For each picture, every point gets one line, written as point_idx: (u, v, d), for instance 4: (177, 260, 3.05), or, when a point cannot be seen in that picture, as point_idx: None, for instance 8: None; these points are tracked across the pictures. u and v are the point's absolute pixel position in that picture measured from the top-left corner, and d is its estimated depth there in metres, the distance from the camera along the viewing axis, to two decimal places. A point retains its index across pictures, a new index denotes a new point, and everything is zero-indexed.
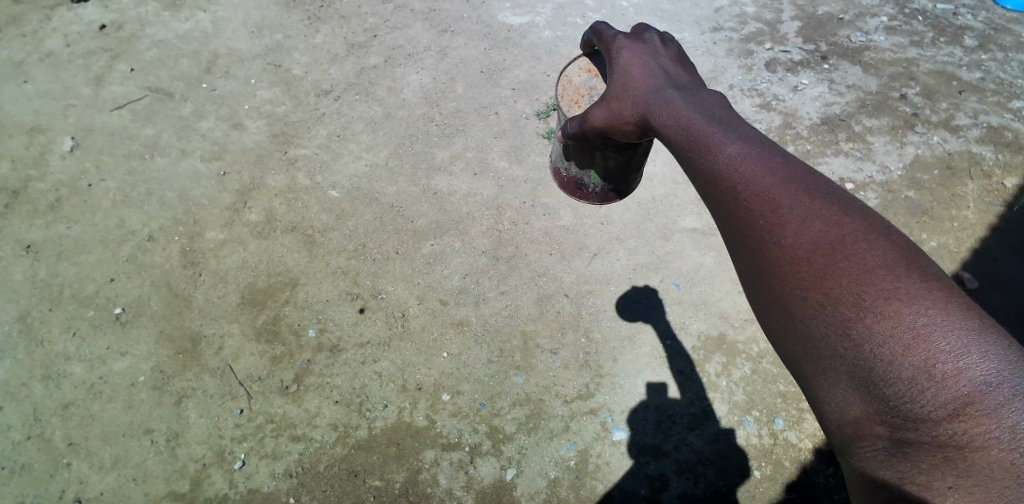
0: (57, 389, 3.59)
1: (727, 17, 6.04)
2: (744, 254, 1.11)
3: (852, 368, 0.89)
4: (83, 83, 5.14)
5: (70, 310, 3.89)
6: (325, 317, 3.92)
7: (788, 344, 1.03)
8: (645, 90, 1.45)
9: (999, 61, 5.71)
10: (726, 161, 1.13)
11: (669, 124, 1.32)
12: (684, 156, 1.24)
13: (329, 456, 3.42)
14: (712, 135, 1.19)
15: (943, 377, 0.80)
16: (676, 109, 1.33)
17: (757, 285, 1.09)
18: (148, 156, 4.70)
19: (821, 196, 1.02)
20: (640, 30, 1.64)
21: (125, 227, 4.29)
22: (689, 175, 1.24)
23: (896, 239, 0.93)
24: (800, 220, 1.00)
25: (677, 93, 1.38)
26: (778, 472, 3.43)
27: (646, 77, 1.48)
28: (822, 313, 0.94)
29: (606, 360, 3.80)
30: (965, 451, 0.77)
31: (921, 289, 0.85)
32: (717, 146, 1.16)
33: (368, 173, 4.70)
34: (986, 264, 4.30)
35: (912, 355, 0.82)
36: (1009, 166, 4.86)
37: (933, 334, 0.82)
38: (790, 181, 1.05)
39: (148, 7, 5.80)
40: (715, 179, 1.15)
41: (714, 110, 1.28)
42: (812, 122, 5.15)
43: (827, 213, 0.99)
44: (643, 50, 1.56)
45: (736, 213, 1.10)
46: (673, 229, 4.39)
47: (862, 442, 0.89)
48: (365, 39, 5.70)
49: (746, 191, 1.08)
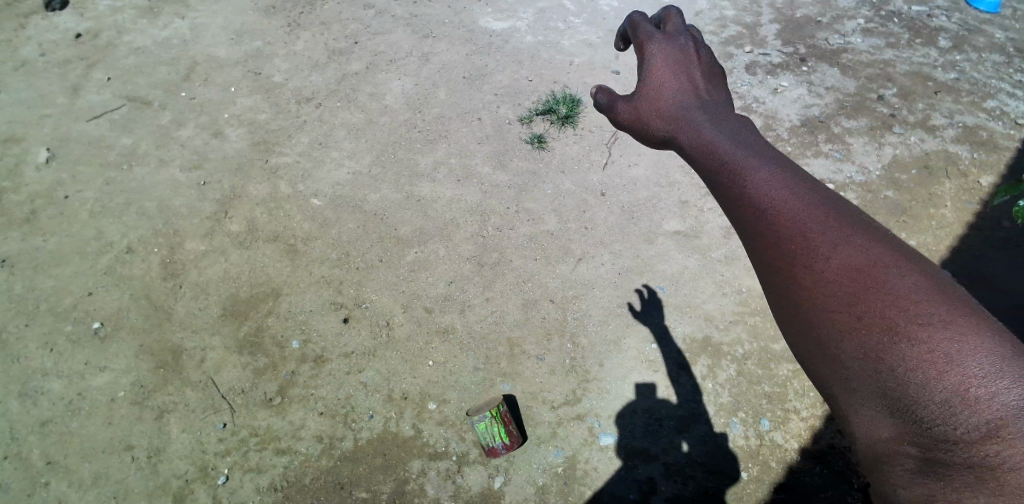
0: (35, 406, 3.51)
1: (707, 20, 6.12)
2: (768, 274, 1.07)
3: (882, 390, 0.87)
4: (59, 91, 5.05)
5: (47, 324, 3.81)
6: (309, 328, 3.88)
7: (814, 365, 1.00)
8: (677, 106, 1.43)
9: (973, 61, 5.81)
10: (757, 186, 1.12)
11: (693, 139, 1.33)
12: (714, 180, 1.23)
13: (314, 469, 3.38)
14: (742, 160, 1.19)
15: (976, 399, 0.78)
16: (702, 132, 1.33)
17: (781, 306, 1.06)
18: (127, 166, 4.63)
19: (851, 225, 1.01)
20: (676, 35, 1.57)
21: (103, 239, 4.21)
22: (717, 197, 1.22)
23: (924, 270, 0.92)
24: (831, 247, 0.98)
25: (710, 116, 1.37)
26: (764, 473, 3.44)
27: (678, 89, 1.46)
28: (855, 337, 0.91)
29: (592, 365, 3.80)
30: (998, 471, 0.74)
31: (953, 317, 0.85)
32: (749, 171, 1.15)
33: (351, 180, 4.67)
34: (964, 262, 4.34)
35: (944, 377, 0.81)
36: (984, 165, 4.94)
37: (962, 356, 0.81)
38: (823, 206, 1.05)
39: (125, 15, 5.73)
40: (743, 203, 1.13)
41: (742, 134, 1.28)
42: (792, 124, 5.21)
43: (863, 243, 0.97)
44: (679, 54, 1.51)
45: (758, 233, 1.08)
46: (656, 233, 4.44)
47: (894, 464, 0.87)
48: (346, 45, 5.67)
49: (771, 214, 1.07)
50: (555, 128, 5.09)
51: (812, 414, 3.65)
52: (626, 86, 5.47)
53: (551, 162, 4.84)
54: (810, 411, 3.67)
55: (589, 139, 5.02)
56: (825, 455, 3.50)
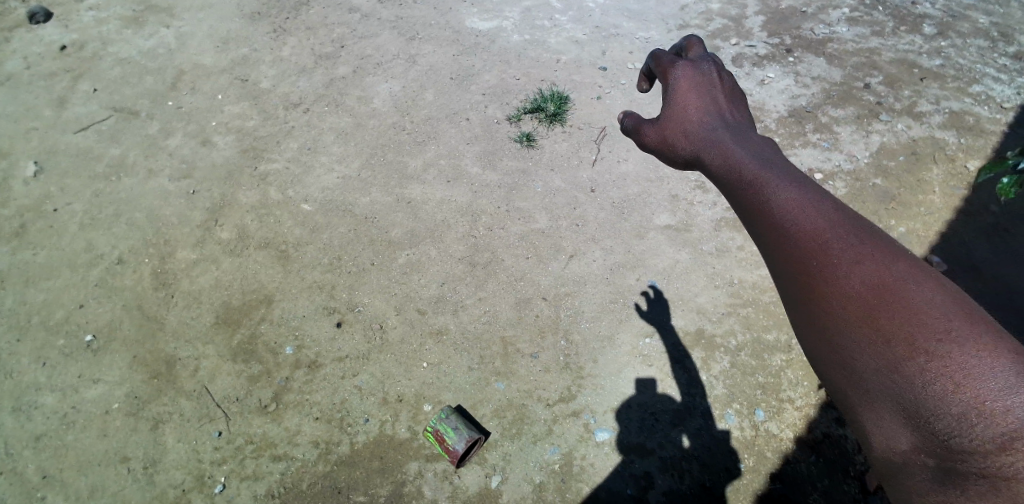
0: (29, 420, 3.50)
1: (693, 14, 6.15)
2: (793, 288, 1.20)
3: (901, 400, 0.98)
4: (45, 104, 5.03)
5: (40, 338, 3.80)
6: (302, 334, 3.88)
7: (835, 373, 1.12)
8: (701, 129, 1.62)
9: (957, 47, 5.84)
10: (781, 206, 1.26)
11: (720, 162, 1.49)
12: (740, 199, 1.38)
13: (311, 474, 3.38)
14: (767, 181, 1.33)
15: (991, 413, 0.88)
16: (727, 153, 1.50)
17: (803, 315, 1.18)
18: (115, 177, 4.61)
19: (869, 240, 1.13)
20: (698, 64, 1.79)
21: (93, 250, 4.20)
22: (744, 215, 1.36)
23: (940, 284, 1.03)
24: (851, 263, 1.10)
25: (733, 139, 1.54)
26: (760, 464, 3.46)
27: (703, 115, 1.66)
28: (874, 347, 1.03)
29: (586, 361, 3.81)
30: (1012, 481, 0.83)
31: (970, 332, 0.94)
32: (773, 191, 1.30)
33: (341, 185, 4.66)
34: (954, 247, 4.35)
35: (960, 391, 0.91)
36: (972, 150, 4.96)
37: (980, 371, 0.91)
38: (843, 223, 1.17)
39: (110, 25, 5.71)
40: (769, 222, 1.27)
41: (762, 155, 1.44)
42: (780, 115, 5.23)
43: (881, 259, 1.08)
44: (702, 83, 1.73)
45: (787, 252, 1.21)
46: (647, 228, 4.46)
47: (911, 471, 0.97)
48: (333, 50, 5.67)
49: (796, 231, 1.20)
50: (543, 126, 5.10)
51: (806, 403, 3.67)
52: (613, 82, 5.49)
53: (540, 160, 4.84)
54: (805, 400, 3.68)
55: (577, 136, 5.03)
56: (820, 443, 3.52)
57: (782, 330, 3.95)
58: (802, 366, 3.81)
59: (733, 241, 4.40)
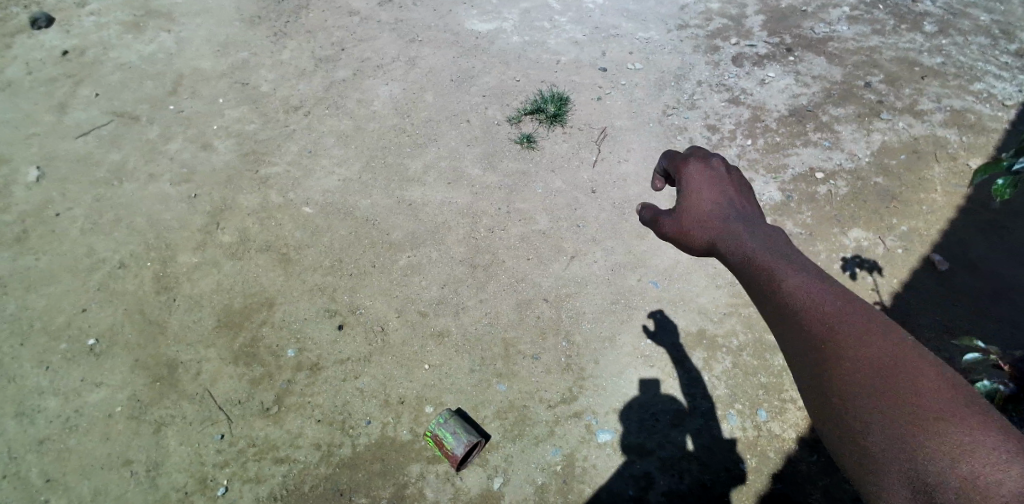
0: (32, 424, 3.50)
1: (692, 14, 6.16)
2: (801, 370, 1.22)
3: (904, 474, 0.97)
4: (46, 110, 5.04)
5: (42, 343, 3.81)
6: (303, 336, 3.88)
7: (840, 452, 1.11)
8: (715, 215, 1.63)
9: (958, 45, 5.82)
10: (789, 290, 1.30)
11: (733, 246, 1.51)
12: (751, 283, 1.41)
13: (313, 476, 3.38)
14: (776, 266, 1.37)
15: (988, 487, 0.87)
16: (739, 238, 1.52)
17: (811, 396, 1.19)
18: (116, 182, 4.63)
19: (875, 324, 1.16)
20: (706, 154, 1.81)
21: (95, 255, 4.21)
22: (755, 300, 1.39)
23: (942, 369, 1.05)
24: (856, 343, 1.14)
25: (745, 224, 1.56)
26: (763, 464, 3.45)
27: (716, 202, 1.67)
28: (876, 422, 1.04)
29: (588, 362, 3.80)
30: None
31: (968, 412, 0.96)
32: (781, 276, 1.34)
33: (341, 187, 4.67)
34: (956, 245, 4.33)
35: (959, 464, 0.91)
36: (973, 147, 4.94)
37: (975, 446, 0.92)
38: (849, 307, 1.20)
39: (110, 31, 5.73)
40: (778, 306, 1.30)
41: (775, 242, 1.46)
42: (780, 114, 5.22)
43: (882, 341, 1.12)
44: (712, 173, 1.73)
45: (796, 335, 1.24)
46: (648, 228, 4.46)
47: None
48: (333, 53, 5.68)
49: (804, 316, 1.24)
50: (543, 127, 5.10)
51: None
52: (613, 83, 5.50)
53: (541, 162, 4.85)
54: None
55: (577, 137, 5.04)
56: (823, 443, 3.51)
57: None
58: None
59: None
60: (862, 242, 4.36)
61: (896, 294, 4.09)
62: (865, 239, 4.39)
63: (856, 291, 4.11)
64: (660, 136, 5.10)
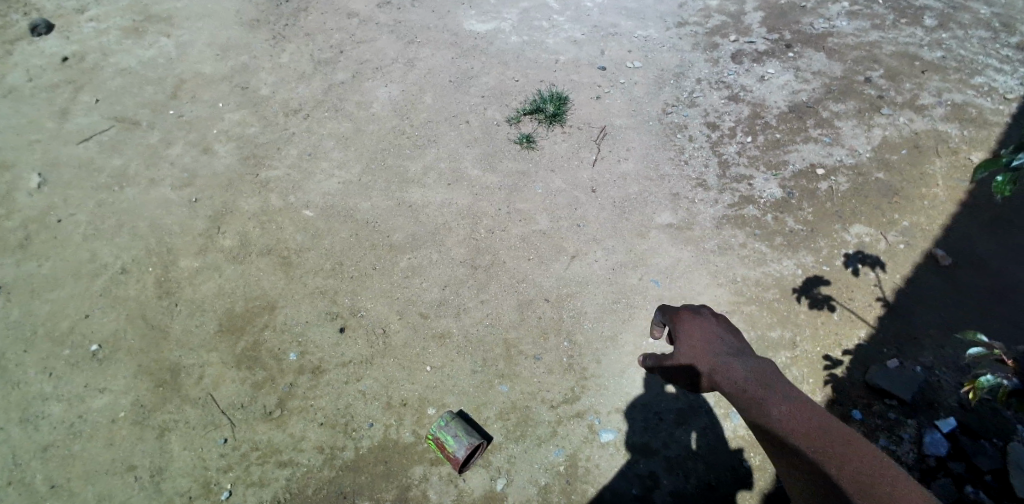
0: (36, 431, 3.51)
1: (691, 12, 6.15)
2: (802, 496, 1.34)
3: None
4: (47, 116, 5.05)
5: (46, 350, 3.81)
6: (305, 340, 3.89)
7: None
8: (702, 350, 1.70)
9: (958, 39, 5.80)
10: (783, 424, 1.41)
11: (727, 384, 1.59)
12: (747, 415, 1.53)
13: (317, 480, 3.39)
14: (767, 398, 1.49)
15: None
16: (731, 372, 1.60)
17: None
18: (118, 187, 4.63)
19: (855, 448, 1.31)
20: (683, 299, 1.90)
21: (97, 260, 4.22)
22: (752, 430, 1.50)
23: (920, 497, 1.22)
24: (846, 469, 1.27)
25: (733, 357, 1.65)
26: (766, 462, 3.44)
27: (700, 336, 1.74)
28: None
29: (590, 362, 3.80)
30: None
31: None
32: (773, 409, 1.46)
33: (342, 190, 4.67)
34: (959, 240, 4.30)
35: None
36: (975, 141, 4.91)
37: None
38: (833, 434, 1.35)
39: (110, 36, 5.74)
40: (775, 438, 1.42)
41: (764, 371, 1.58)
42: (780, 111, 5.21)
43: (867, 468, 1.27)
44: (692, 313, 1.82)
45: (792, 463, 1.36)
46: (649, 227, 4.46)
47: None
48: (332, 55, 5.69)
49: (797, 446, 1.36)
50: (543, 127, 5.10)
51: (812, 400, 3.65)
52: (612, 82, 5.49)
53: (541, 162, 4.85)
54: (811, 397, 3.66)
55: (577, 137, 5.04)
56: None
57: (786, 327, 3.94)
58: (807, 363, 3.79)
59: (735, 238, 4.39)
60: (863, 238, 4.35)
61: (898, 290, 4.08)
62: (866, 235, 4.37)
63: (859, 287, 4.10)
64: (660, 134, 5.09)
